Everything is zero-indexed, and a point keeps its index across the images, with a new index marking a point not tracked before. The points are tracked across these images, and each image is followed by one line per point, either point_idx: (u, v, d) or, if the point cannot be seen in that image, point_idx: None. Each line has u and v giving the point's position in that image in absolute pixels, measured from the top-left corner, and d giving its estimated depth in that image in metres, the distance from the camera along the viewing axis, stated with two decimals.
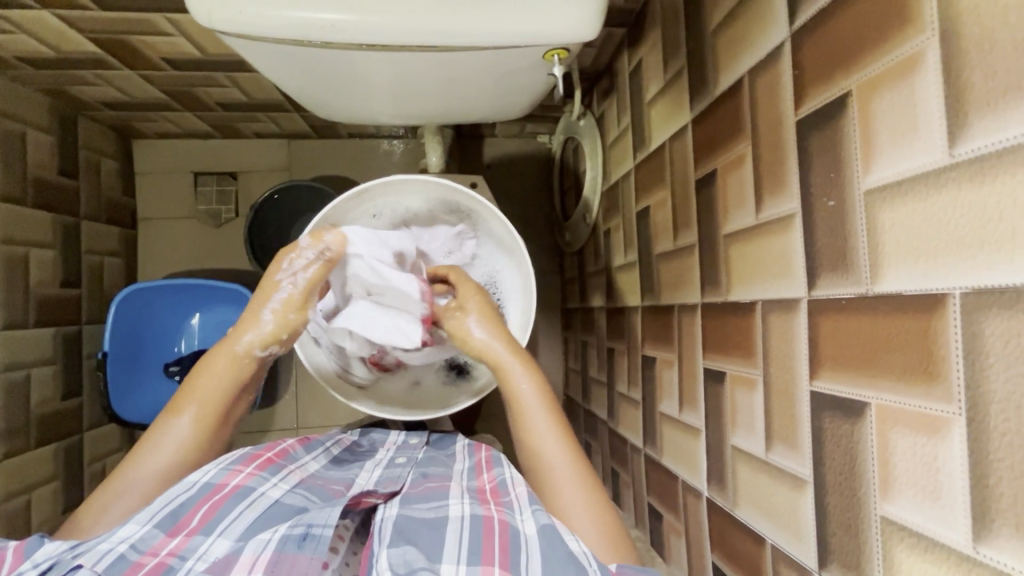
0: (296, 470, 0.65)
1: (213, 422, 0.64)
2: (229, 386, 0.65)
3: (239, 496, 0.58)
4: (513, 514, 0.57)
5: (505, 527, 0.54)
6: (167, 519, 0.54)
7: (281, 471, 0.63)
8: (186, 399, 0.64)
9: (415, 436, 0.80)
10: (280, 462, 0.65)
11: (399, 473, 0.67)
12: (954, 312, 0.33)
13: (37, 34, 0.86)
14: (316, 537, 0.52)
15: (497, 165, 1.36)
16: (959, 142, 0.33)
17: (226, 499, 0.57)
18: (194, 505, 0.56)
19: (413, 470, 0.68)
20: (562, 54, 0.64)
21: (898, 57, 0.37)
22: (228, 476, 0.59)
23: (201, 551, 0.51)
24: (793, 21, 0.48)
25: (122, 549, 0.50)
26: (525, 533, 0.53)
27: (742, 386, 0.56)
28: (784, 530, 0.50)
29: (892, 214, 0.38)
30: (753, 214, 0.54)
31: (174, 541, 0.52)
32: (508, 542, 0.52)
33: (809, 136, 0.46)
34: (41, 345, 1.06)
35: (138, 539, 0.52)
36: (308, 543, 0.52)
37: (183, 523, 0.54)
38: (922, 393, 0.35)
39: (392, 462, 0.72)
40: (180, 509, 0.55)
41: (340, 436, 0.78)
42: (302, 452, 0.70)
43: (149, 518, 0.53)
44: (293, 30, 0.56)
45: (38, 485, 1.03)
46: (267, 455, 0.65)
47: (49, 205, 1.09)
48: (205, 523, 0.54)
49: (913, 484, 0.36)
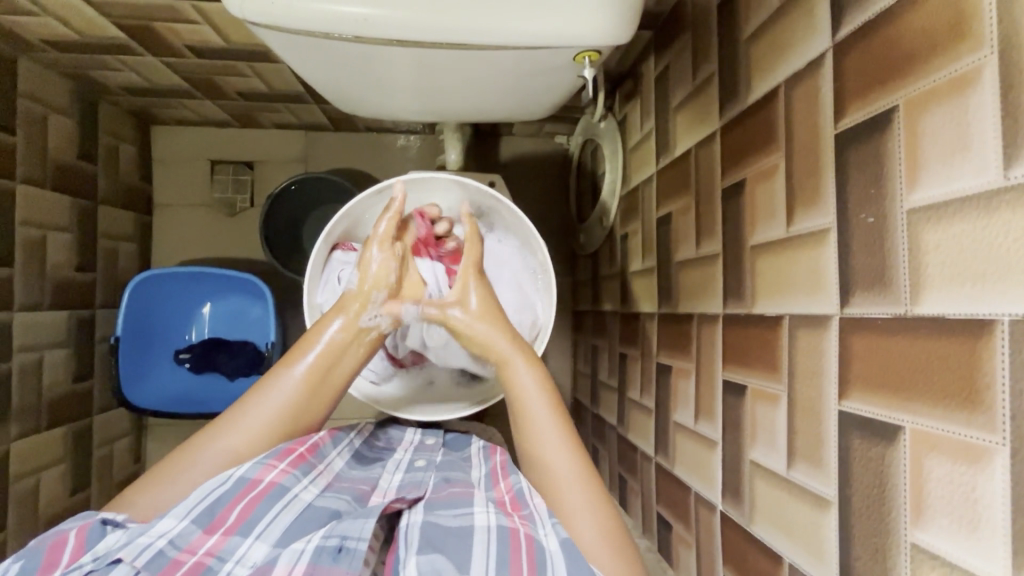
0: (325, 471, 0.64)
1: (318, 385, 0.65)
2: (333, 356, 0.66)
3: (274, 495, 0.57)
4: (536, 526, 0.56)
5: (530, 541, 0.53)
6: (204, 516, 0.54)
7: (312, 470, 0.62)
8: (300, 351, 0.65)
9: (430, 437, 0.80)
10: (311, 459, 0.63)
11: (421, 479, 0.67)
12: (1002, 340, 0.32)
13: (64, 18, 0.86)
14: (351, 551, 0.51)
15: (513, 164, 1.36)
16: (1014, 164, 0.32)
17: (262, 499, 0.56)
18: (230, 501, 0.55)
19: (435, 475, 0.68)
20: (592, 57, 0.63)
21: (950, 74, 0.36)
22: (264, 470, 0.58)
23: (239, 554, 0.52)
24: (835, 33, 0.47)
25: (162, 545, 0.51)
26: (549, 548, 0.52)
27: (764, 401, 0.55)
28: (804, 549, 0.49)
29: (937, 234, 0.37)
30: (783, 226, 0.53)
31: (211, 539, 0.53)
32: (535, 558, 0.51)
33: (849, 150, 0.45)
34: (54, 328, 1.06)
35: (177, 535, 0.52)
36: (343, 557, 0.51)
37: (219, 520, 0.54)
38: (963, 420, 0.34)
39: (412, 465, 0.71)
40: (215, 506, 0.55)
41: (361, 426, 0.79)
42: (330, 446, 0.68)
43: (187, 513, 0.53)
44: (323, 24, 0.55)
45: (47, 468, 1.03)
46: (300, 449, 0.62)
47: (68, 189, 1.09)
48: (241, 524, 0.54)
49: (949, 512, 0.36)
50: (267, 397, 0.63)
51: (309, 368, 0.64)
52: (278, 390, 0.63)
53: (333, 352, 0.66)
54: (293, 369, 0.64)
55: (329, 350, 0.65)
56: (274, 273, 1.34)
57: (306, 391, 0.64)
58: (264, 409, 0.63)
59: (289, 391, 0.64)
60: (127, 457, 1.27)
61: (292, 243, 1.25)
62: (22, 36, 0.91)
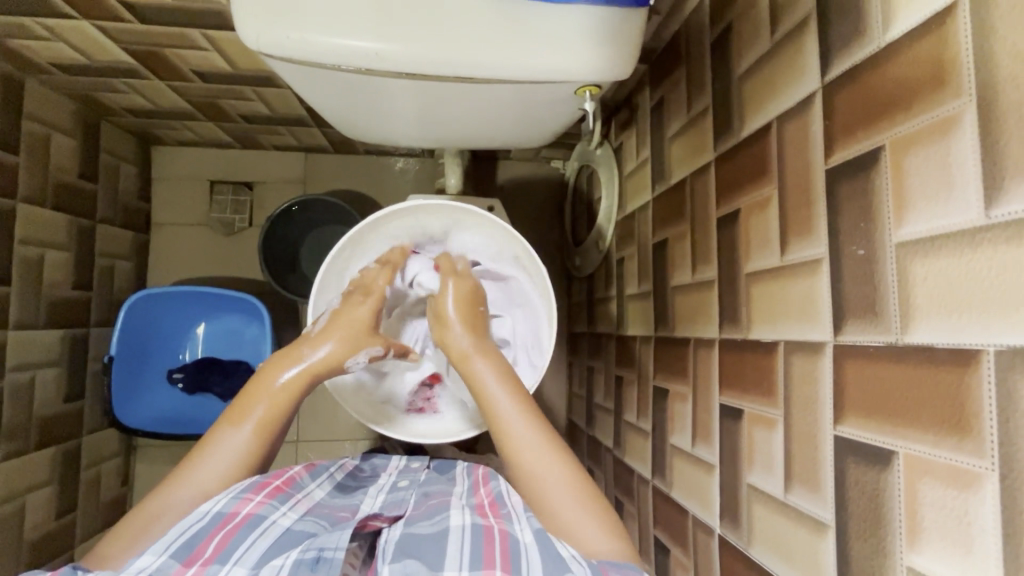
0: (303, 500, 0.63)
1: (272, 435, 0.64)
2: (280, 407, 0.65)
3: (252, 523, 0.55)
4: (512, 523, 0.57)
5: (505, 535, 0.54)
6: (182, 549, 0.52)
7: (290, 499, 0.62)
8: (248, 407, 0.64)
9: (416, 461, 0.80)
10: (288, 490, 0.63)
11: (402, 497, 0.67)
12: (988, 368, 0.34)
13: (73, 42, 0.88)
14: (329, 559, 0.51)
15: (510, 188, 1.38)
16: (995, 205, 0.34)
17: (240, 527, 0.55)
18: (207, 534, 0.54)
19: (416, 492, 0.69)
20: (593, 91, 0.66)
21: (933, 118, 0.38)
22: (239, 503, 0.57)
23: None
24: (824, 75, 0.49)
25: None
26: (524, 541, 0.54)
27: (761, 426, 0.57)
28: (803, 574, 0.50)
29: (924, 267, 0.39)
30: (777, 255, 0.55)
31: (191, 571, 0.50)
32: (509, 548, 0.52)
33: (839, 185, 0.47)
34: (48, 346, 1.05)
35: (155, 570, 0.50)
36: (322, 565, 0.51)
37: (197, 553, 0.52)
38: (953, 445, 0.36)
39: (395, 487, 0.71)
40: (193, 540, 0.53)
41: (342, 461, 0.78)
42: (308, 478, 0.68)
43: (164, 549, 0.51)
44: (334, 57, 0.57)
45: (33, 490, 1.01)
46: (275, 482, 0.62)
47: (68, 208, 1.09)
48: (220, 553, 0.52)
49: (943, 536, 0.37)
50: (216, 454, 0.62)
51: (260, 417, 0.64)
52: (228, 446, 0.62)
53: (292, 401, 0.66)
54: (242, 424, 0.63)
55: (285, 398, 0.66)
56: (271, 292, 1.35)
57: (258, 442, 0.63)
58: (212, 466, 0.61)
59: (241, 446, 0.62)
60: (115, 479, 1.25)
61: (289, 263, 1.25)
62: (30, 59, 0.93)
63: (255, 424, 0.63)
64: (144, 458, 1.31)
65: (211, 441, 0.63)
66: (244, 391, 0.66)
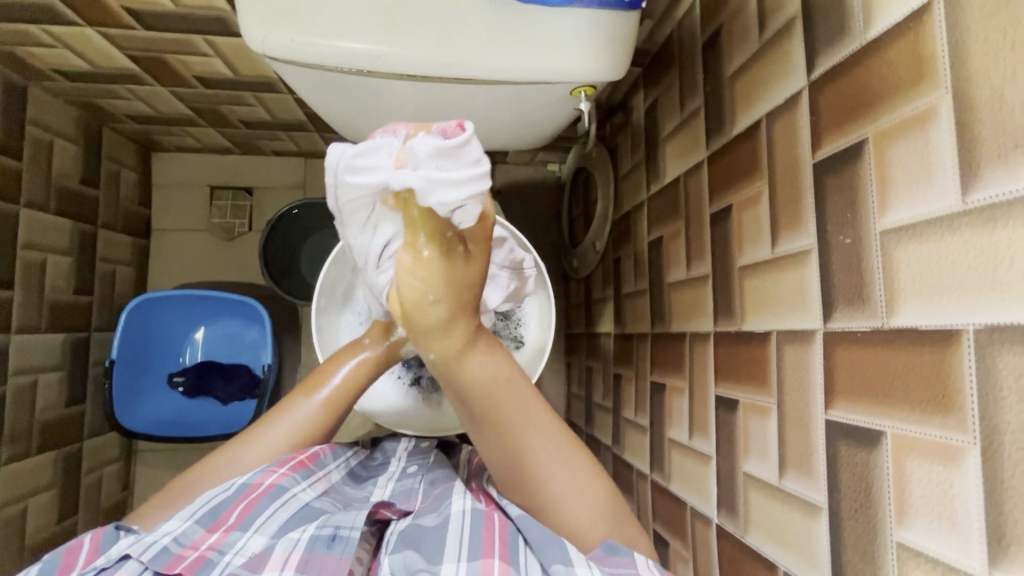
0: (323, 478, 0.65)
1: (336, 414, 0.68)
2: (349, 391, 0.68)
3: (272, 494, 0.58)
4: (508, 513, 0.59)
5: (503, 523, 0.56)
6: (207, 516, 0.56)
7: (310, 476, 0.63)
8: (320, 385, 0.68)
9: (425, 443, 0.81)
10: (310, 466, 0.65)
11: (410, 487, 0.68)
12: (968, 347, 0.36)
13: (77, 49, 0.90)
14: (344, 538, 0.53)
15: (507, 191, 1.40)
16: (971, 191, 0.36)
17: (262, 497, 0.58)
18: (231, 504, 0.58)
19: (422, 481, 0.69)
20: (588, 91, 0.68)
21: (913, 111, 0.40)
22: (263, 475, 0.60)
23: (239, 546, 0.53)
24: (810, 73, 0.51)
25: (166, 542, 0.52)
26: (517, 527, 0.56)
27: (755, 415, 0.58)
28: (799, 557, 0.51)
29: (907, 253, 0.40)
30: (769, 248, 0.57)
31: (213, 536, 0.54)
32: (508, 538, 0.54)
33: (826, 178, 0.49)
34: (50, 350, 1.06)
35: (180, 533, 0.54)
36: (337, 544, 0.53)
37: (221, 520, 0.56)
38: (937, 422, 0.37)
39: (404, 473, 0.72)
40: (217, 508, 0.57)
41: (355, 447, 0.79)
42: (330, 458, 0.69)
43: (189, 515, 0.56)
44: (337, 59, 0.59)
45: (35, 493, 1.02)
46: (301, 457, 0.65)
47: (70, 213, 1.11)
48: (241, 521, 0.56)
49: (930, 511, 0.38)
50: (284, 422, 0.66)
51: (327, 397, 0.67)
52: (295, 416, 0.66)
53: (355, 387, 0.69)
54: (312, 400, 0.67)
55: (349, 384, 0.68)
56: (271, 296, 1.36)
57: (323, 419, 0.67)
58: (278, 433, 0.66)
59: (306, 419, 0.66)
60: (116, 483, 1.25)
61: (289, 266, 1.26)
62: (35, 66, 0.94)
63: (324, 403, 0.67)
64: (145, 463, 1.31)
65: (284, 408, 0.68)
66: (322, 367, 0.69)
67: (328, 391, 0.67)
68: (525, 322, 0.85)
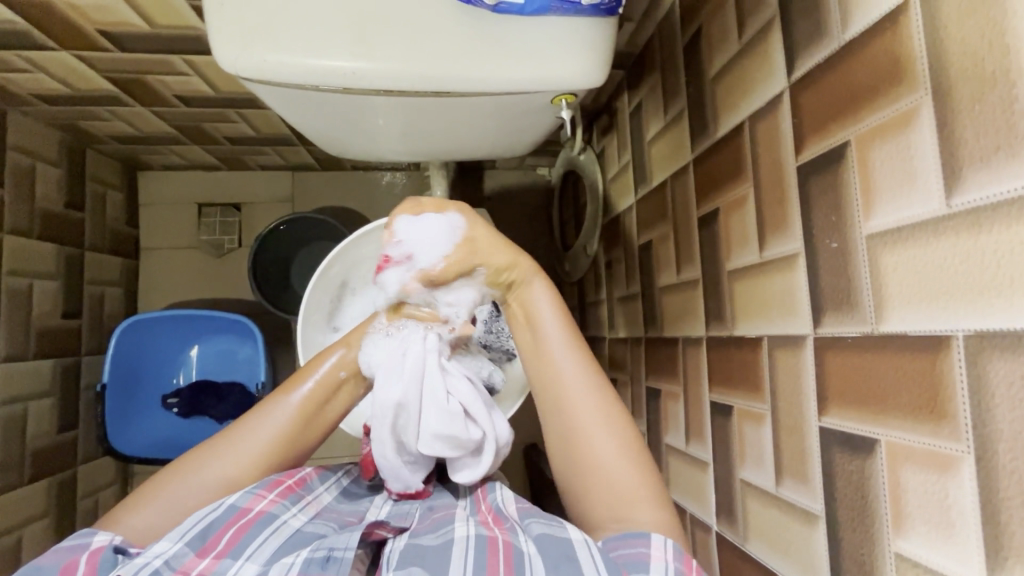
0: (313, 501, 0.65)
1: (312, 416, 0.66)
2: (324, 393, 0.67)
3: (263, 522, 0.58)
4: (518, 535, 0.57)
5: (508, 545, 0.54)
6: (196, 539, 0.56)
7: (301, 500, 0.63)
8: (297, 383, 0.67)
9: None
10: (299, 490, 0.64)
11: (408, 509, 0.66)
12: (957, 353, 0.35)
13: (54, 73, 0.89)
14: (338, 559, 0.54)
15: (497, 197, 1.39)
16: (954, 194, 0.35)
17: (252, 524, 0.58)
18: (221, 526, 0.57)
19: (421, 505, 0.67)
20: (569, 99, 0.67)
21: (894, 112, 0.39)
22: (252, 500, 0.60)
23: (229, 574, 0.53)
24: (790, 74, 0.51)
25: (158, 564, 0.52)
26: (527, 552, 0.54)
27: (750, 421, 0.57)
28: (797, 565, 0.50)
29: (894, 257, 0.40)
30: (756, 252, 0.56)
31: (203, 562, 0.54)
32: (513, 558, 0.53)
33: (811, 181, 0.48)
34: (39, 377, 1.05)
35: (172, 556, 0.54)
36: (331, 564, 0.53)
37: (210, 544, 0.56)
38: (931, 430, 0.37)
39: None
40: (207, 530, 0.57)
41: (350, 466, 0.77)
42: (318, 482, 0.68)
43: (181, 535, 0.55)
44: (313, 77, 0.58)
45: (30, 523, 1.00)
46: (288, 482, 0.64)
47: (55, 237, 1.10)
48: (232, 547, 0.56)
49: (926, 520, 0.37)
50: (262, 422, 0.65)
51: (305, 398, 0.66)
52: (274, 415, 0.65)
53: (332, 383, 0.67)
54: (289, 399, 0.66)
55: (328, 383, 0.67)
56: (263, 312, 1.35)
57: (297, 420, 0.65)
58: (256, 433, 0.64)
59: (284, 418, 0.65)
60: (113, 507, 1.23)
61: (281, 281, 1.25)
62: (12, 91, 0.93)
63: (297, 402, 0.66)
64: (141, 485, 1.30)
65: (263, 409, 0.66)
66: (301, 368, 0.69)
67: (306, 389, 0.66)
68: None
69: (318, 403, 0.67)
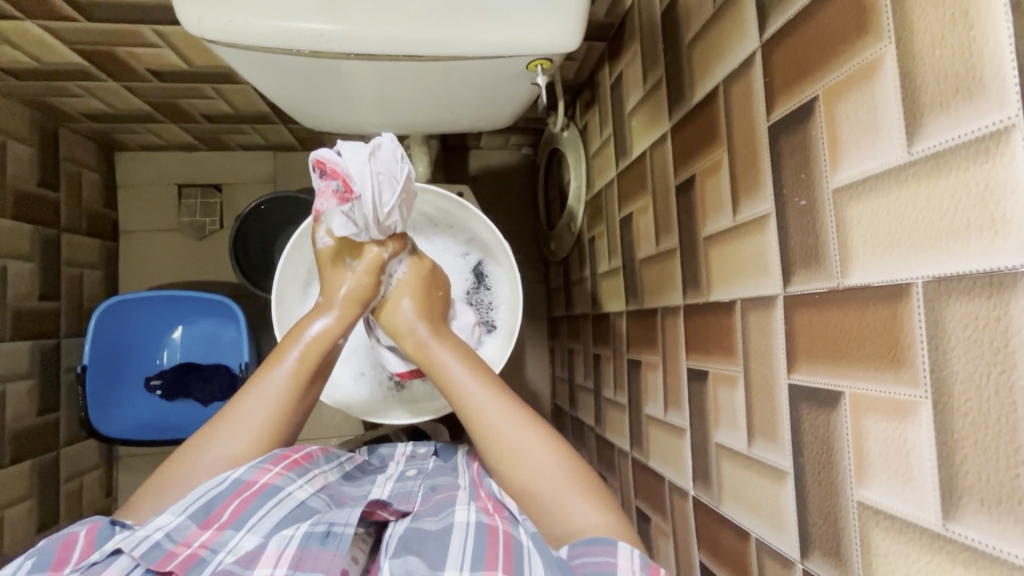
0: (319, 475, 0.65)
1: (309, 378, 0.66)
2: (317, 353, 0.67)
3: (267, 494, 0.58)
4: (516, 527, 0.58)
5: (508, 537, 0.55)
6: (199, 512, 0.56)
7: (306, 473, 0.63)
8: (286, 351, 0.67)
9: (423, 446, 0.81)
10: (305, 464, 0.64)
11: (411, 490, 0.68)
12: (917, 300, 0.35)
13: (21, 45, 0.86)
14: (338, 534, 0.54)
15: (481, 177, 1.38)
16: (916, 141, 0.35)
17: (255, 497, 0.58)
18: (225, 499, 0.57)
19: (424, 485, 0.69)
20: (544, 65, 0.66)
21: (859, 63, 0.39)
22: (258, 472, 0.60)
23: (231, 545, 0.54)
24: (762, 33, 0.50)
25: (159, 537, 0.53)
26: (525, 544, 0.55)
27: (724, 384, 0.58)
28: (768, 522, 0.51)
29: (859, 210, 0.40)
30: (730, 215, 0.56)
31: (205, 534, 0.55)
32: (511, 550, 0.53)
33: (780, 139, 0.48)
34: (17, 358, 1.04)
35: (173, 528, 0.54)
36: (331, 540, 0.53)
37: (214, 516, 0.56)
38: (891, 378, 0.37)
39: (404, 475, 0.73)
40: (210, 504, 0.57)
41: (352, 453, 0.78)
42: (323, 460, 0.69)
43: (183, 509, 0.55)
44: (280, 40, 0.57)
45: (11, 504, 1.00)
46: (294, 455, 0.64)
47: (29, 217, 1.07)
48: (234, 519, 0.56)
49: (886, 468, 0.38)
50: (254, 399, 0.64)
51: (295, 365, 0.66)
52: (267, 389, 0.64)
53: (324, 346, 0.67)
54: (278, 370, 0.65)
55: (320, 342, 0.67)
56: (247, 294, 1.33)
57: (296, 386, 0.65)
58: (254, 408, 0.64)
59: (278, 388, 0.65)
60: (98, 490, 1.23)
61: (264, 263, 1.24)
62: None
63: (290, 373, 0.66)
64: (127, 468, 1.29)
65: (254, 386, 0.65)
66: (285, 337, 0.68)
67: (294, 358, 0.66)
68: (496, 305, 0.85)
69: (309, 365, 0.67)
